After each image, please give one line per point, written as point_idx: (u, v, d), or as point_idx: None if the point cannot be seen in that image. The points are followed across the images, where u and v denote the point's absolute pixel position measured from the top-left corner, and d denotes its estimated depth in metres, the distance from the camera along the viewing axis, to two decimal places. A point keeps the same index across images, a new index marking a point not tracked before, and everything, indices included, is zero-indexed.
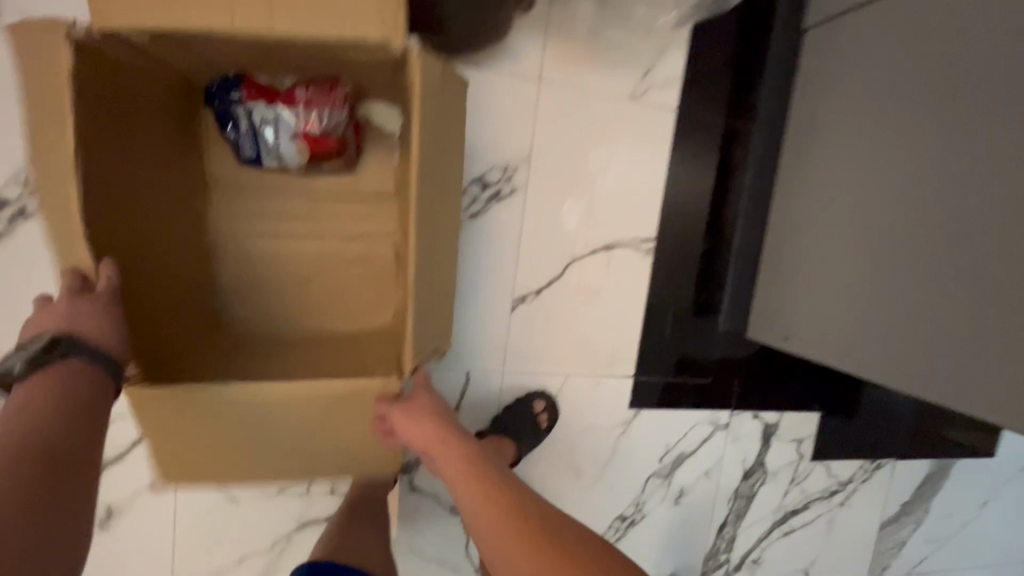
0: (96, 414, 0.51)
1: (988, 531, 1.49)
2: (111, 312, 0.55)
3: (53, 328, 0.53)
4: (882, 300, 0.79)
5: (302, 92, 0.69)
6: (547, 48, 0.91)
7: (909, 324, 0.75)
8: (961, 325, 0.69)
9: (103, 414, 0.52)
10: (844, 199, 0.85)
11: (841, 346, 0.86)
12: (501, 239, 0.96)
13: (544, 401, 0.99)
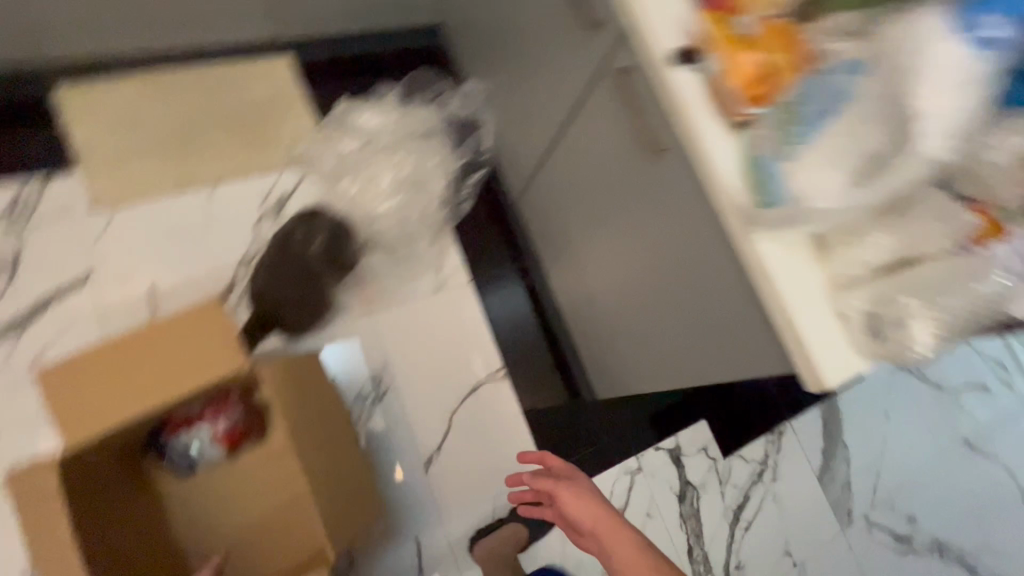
0: None
1: (910, 432, 1.72)
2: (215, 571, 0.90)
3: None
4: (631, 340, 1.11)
5: (207, 413, 1.01)
6: (365, 291, 1.29)
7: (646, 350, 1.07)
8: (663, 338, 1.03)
9: None
10: (585, 286, 1.21)
11: (635, 377, 1.15)
12: (395, 426, 1.26)
13: None
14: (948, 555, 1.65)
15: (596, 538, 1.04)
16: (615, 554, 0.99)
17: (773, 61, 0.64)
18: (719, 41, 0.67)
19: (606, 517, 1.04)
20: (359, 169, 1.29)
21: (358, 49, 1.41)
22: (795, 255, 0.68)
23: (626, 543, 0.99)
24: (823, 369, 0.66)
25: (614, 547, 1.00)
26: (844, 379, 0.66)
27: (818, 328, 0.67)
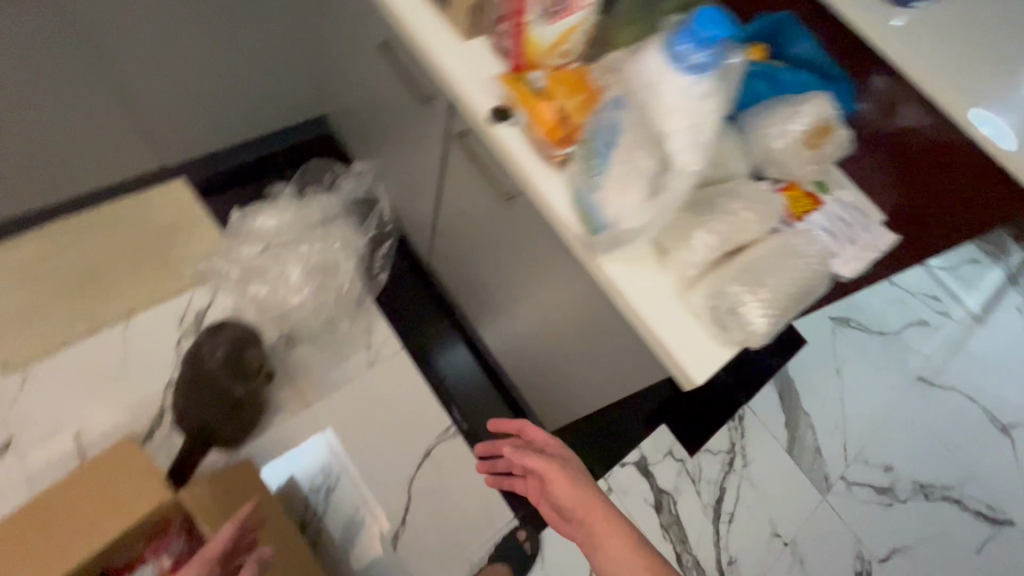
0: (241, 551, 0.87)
1: (864, 383, 1.77)
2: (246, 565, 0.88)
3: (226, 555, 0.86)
4: (550, 372, 1.13)
5: (148, 553, 0.98)
6: (298, 386, 1.33)
7: (561, 377, 1.07)
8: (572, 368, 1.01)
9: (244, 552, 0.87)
10: (499, 330, 1.25)
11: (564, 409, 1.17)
12: (356, 511, 1.27)
13: (523, 531, 1.30)
14: (935, 494, 1.65)
15: (580, 525, 0.90)
16: (602, 543, 0.86)
17: (562, 106, 0.71)
18: (518, 100, 0.74)
19: (598, 506, 0.90)
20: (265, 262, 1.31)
21: (250, 155, 1.48)
22: (639, 268, 0.71)
23: (615, 534, 0.86)
24: (688, 364, 0.68)
25: (602, 537, 0.87)
26: (713, 371, 0.68)
27: (675, 325, 0.69)
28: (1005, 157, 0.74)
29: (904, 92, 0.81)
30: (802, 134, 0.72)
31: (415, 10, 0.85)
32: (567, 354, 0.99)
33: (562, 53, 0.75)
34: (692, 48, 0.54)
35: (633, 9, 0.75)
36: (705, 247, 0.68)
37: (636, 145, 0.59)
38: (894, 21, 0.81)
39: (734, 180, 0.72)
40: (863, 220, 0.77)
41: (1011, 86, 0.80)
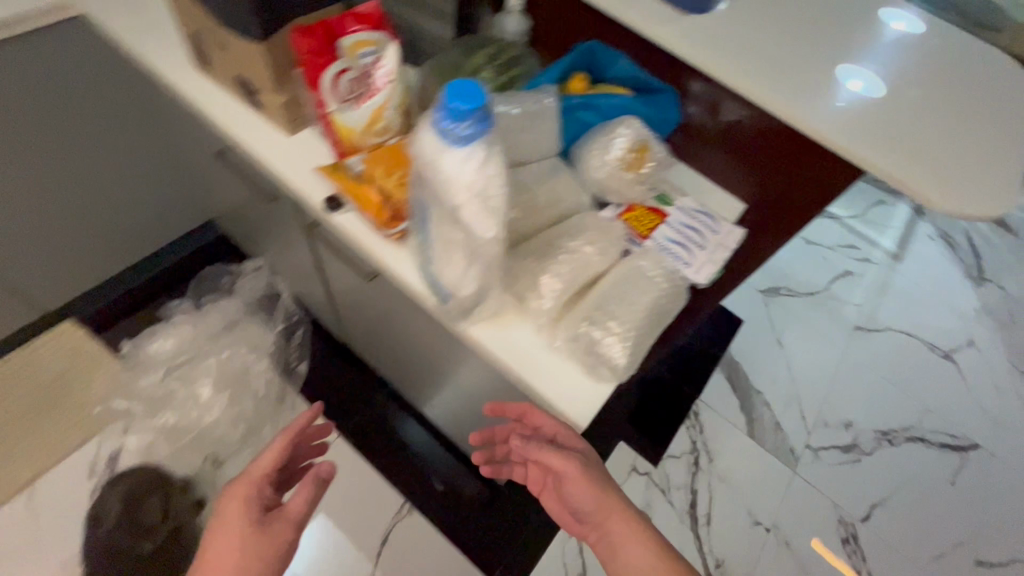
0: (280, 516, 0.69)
1: (806, 346, 1.80)
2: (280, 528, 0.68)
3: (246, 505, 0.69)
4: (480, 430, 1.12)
5: None
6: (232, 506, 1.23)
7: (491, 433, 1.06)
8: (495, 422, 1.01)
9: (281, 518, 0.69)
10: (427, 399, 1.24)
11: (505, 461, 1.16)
12: None
13: None
14: (898, 438, 1.67)
15: (596, 531, 0.69)
16: (623, 555, 0.67)
17: (380, 187, 0.70)
18: (342, 187, 0.73)
19: (620, 509, 0.68)
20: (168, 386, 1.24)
21: (140, 277, 1.45)
22: (501, 328, 0.70)
23: (639, 541, 0.67)
24: (567, 412, 0.65)
25: (622, 547, 0.67)
26: (595, 411, 0.65)
27: (548, 375, 0.67)
28: (819, 133, 0.77)
29: (719, 93, 0.85)
30: (620, 161, 0.71)
31: (232, 115, 0.83)
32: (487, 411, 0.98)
33: (377, 131, 0.74)
34: (439, 112, 0.51)
35: (443, 77, 0.80)
36: (555, 291, 0.67)
37: (439, 222, 0.57)
38: (690, 29, 0.84)
39: (576, 215, 0.74)
40: (709, 224, 0.77)
41: (812, 65, 0.84)
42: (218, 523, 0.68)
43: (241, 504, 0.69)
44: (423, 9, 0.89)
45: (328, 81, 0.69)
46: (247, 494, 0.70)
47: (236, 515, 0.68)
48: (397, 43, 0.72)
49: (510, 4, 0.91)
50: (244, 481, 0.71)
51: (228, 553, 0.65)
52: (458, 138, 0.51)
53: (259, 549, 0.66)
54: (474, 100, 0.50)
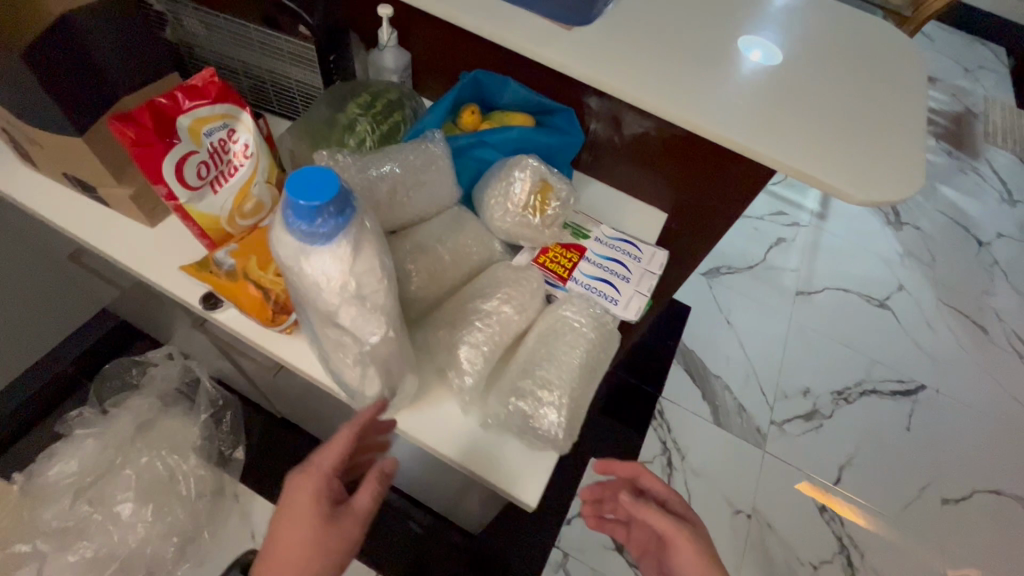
0: (350, 521, 0.54)
1: (753, 320, 1.82)
2: (354, 535, 0.54)
3: (318, 498, 0.54)
4: (436, 495, 1.03)
5: None
6: None
7: (447, 500, 0.97)
8: (449, 492, 0.93)
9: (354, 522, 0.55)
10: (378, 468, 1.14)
11: (471, 521, 1.08)
12: None
13: None
14: (852, 395, 1.71)
15: None
16: None
17: (256, 281, 0.61)
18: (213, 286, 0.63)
19: None
20: (80, 512, 1.09)
21: (27, 389, 1.24)
22: (426, 411, 0.62)
23: None
24: (514, 493, 0.58)
25: None
26: (541, 487, 0.59)
27: (484, 456, 0.60)
28: (726, 138, 0.74)
29: (619, 106, 0.80)
30: (522, 208, 0.64)
31: (73, 214, 0.71)
32: (438, 482, 0.90)
33: (248, 213, 0.66)
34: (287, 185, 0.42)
35: (314, 138, 0.71)
36: (475, 363, 0.60)
37: (322, 325, 0.48)
38: (576, 42, 0.79)
39: (488, 268, 0.67)
40: (630, 251, 0.72)
41: (707, 65, 0.81)
42: (282, 514, 0.53)
43: (306, 498, 0.54)
44: (284, 58, 0.79)
45: (172, 172, 0.58)
46: (312, 486, 0.54)
47: (306, 512, 0.53)
48: (248, 114, 0.63)
49: (383, 39, 0.84)
50: (310, 473, 0.55)
51: (293, 556, 0.51)
52: (304, 211, 0.42)
53: (330, 552, 0.52)
54: (329, 187, 0.42)
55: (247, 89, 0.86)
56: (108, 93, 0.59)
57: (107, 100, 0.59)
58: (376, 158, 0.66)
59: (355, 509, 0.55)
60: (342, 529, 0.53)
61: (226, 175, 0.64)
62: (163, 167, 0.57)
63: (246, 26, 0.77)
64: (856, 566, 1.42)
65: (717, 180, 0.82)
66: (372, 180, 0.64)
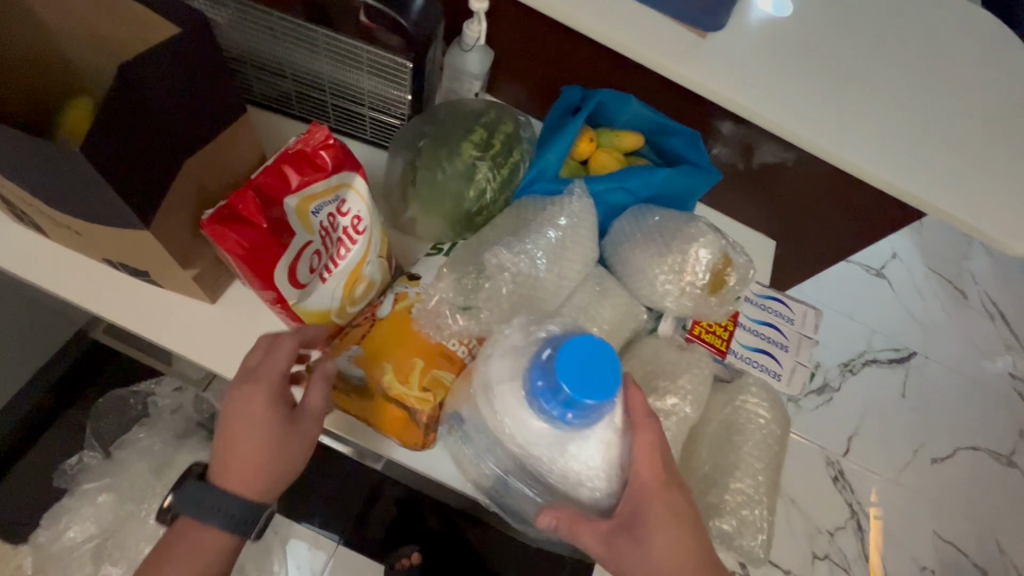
0: (304, 426, 0.47)
1: None
2: (309, 438, 0.47)
3: (265, 402, 0.45)
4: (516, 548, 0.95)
5: None
6: None
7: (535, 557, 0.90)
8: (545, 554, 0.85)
9: (308, 429, 0.47)
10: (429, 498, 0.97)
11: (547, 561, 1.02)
12: None
13: None
14: (855, 366, 1.70)
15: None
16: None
17: (399, 399, 0.49)
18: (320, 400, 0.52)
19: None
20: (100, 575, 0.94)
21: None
22: None
23: None
24: None
25: None
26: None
27: None
28: (888, 184, 0.64)
29: (756, 135, 0.69)
30: (700, 287, 0.55)
31: (119, 296, 0.56)
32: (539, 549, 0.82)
33: (358, 297, 0.52)
34: (537, 384, 0.33)
35: (425, 193, 0.57)
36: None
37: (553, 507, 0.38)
38: (716, 56, 0.65)
39: (641, 344, 0.58)
40: (781, 312, 0.65)
41: (862, 81, 0.68)
42: (232, 419, 0.45)
43: (262, 403, 0.45)
44: (352, 66, 0.61)
45: (284, 274, 0.45)
46: (266, 388, 0.45)
47: (253, 418, 0.45)
48: (362, 176, 0.47)
49: (471, 39, 0.66)
50: (256, 376, 0.46)
51: (260, 459, 0.45)
52: (571, 426, 0.33)
53: (289, 452, 0.46)
54: (609, 389, 0.32)
55: (293, 99, 0.67)
56: (176, 165, 0.44)
57: (170, 172, 0.43)
58: (523, 233, 0.52)
59: (305, 412, 0.47)
60: (297, 433, 0.46)
61: (336, 258, 0.48)
62: (272, 271, 0.44)
63: (302, 26, 0.58)
64: (863, 529, 1.49)
65: (850, 213, 0.74)
66: (526, 263, 0.51)
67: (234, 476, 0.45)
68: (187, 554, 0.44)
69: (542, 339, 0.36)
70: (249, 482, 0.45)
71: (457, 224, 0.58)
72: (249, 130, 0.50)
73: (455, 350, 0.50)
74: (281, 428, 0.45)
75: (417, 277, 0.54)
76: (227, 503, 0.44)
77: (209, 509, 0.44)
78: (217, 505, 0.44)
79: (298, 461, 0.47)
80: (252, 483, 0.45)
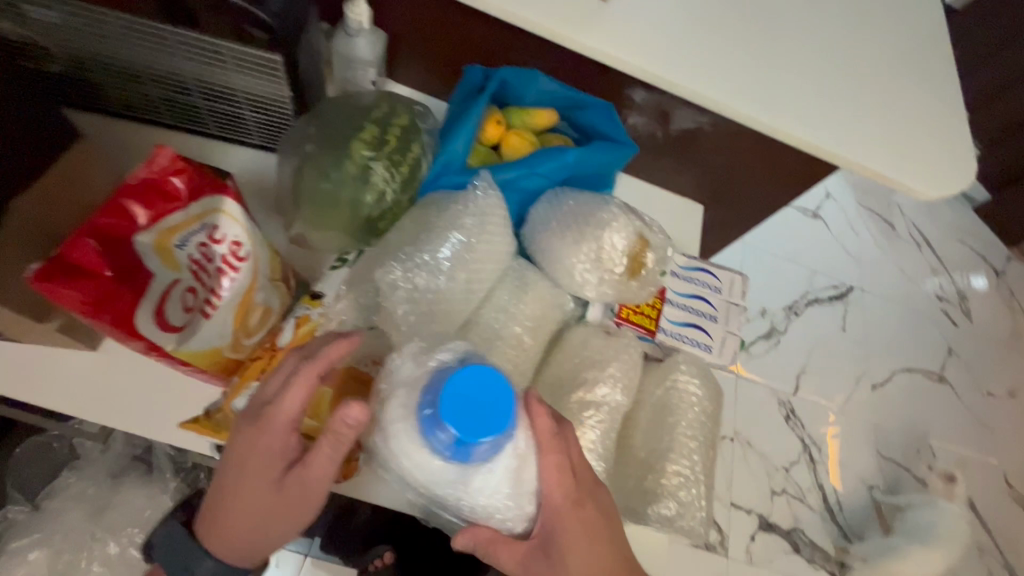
0: (302, 492, 0.42)
1: None
2: (306, 502, 0.42)
3: (262, 452, 0.41)
4: None
5: None
6: None
7: None
8: None
9: (307, 496, 0.42)
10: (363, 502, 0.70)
11: None
12: None
13: None
14: (800, 308, 1.45)
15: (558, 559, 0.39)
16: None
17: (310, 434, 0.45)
18: None
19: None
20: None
21: None
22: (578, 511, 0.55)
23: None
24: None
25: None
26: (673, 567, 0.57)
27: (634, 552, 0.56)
28: (799, 139, 0.64)
29: (671, 101, 0.65)
30: (618, 273, 0.54)
31: None
32: None
33: (255, 327, 0.47)
34: (424, 411, 0.31)
35: (316, 206, 0.52)
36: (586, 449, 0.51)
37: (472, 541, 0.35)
38: (624, 21, 0.61)
39: (569, 335, 0.56)
40: (709, 282, 0.65)
41: (769, 39, 0.66)
42: (231, 463, 0.42)
43: (257, 457, 0.41)
44: (218, 64, 0.52)
45: (150, 320, 0.40)
46: (262, 448, 0.41)
47: (250, 469, 0.42)
48: (232, 197, 0.42)
49: (356, 21, 0.60)
50: (255, 431, 0.41)
51: (249, 519, 0.42)
52: (468, 462, 0.31)
53: (283, 515, 0.42)
54: (502, 422, 0.30)
55: (160, 105, 0.58)
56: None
57: None
58: (424, 240, 0.49)
59: (304, 475, 0.41)
60: (289, 494, 0.42)
61: (218, 290, 0.43)
62: (131, 320, 0.39)
63: (123, 19, 0.48)
64: (817, 463, 1.29)
65: (768, 173, 0.74)
66: (429, 276, 0.48)
67: (222, 530, 0.43)
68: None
69: (433, 370, 0.33)
70: (239, 535, 0.43)
71: (358, 233, 0.54)
72: (88, 155, 0.43)
73: (367, 372, 0.47)
74: (274, 485, 0.42)
75: (319, 295, 0.49)
76: (211, 550, 0.43)
77: (191, 565, 0.44)
78: (200, 560, 0.43)
79: (290, 523, 0.43)
80: (238, 544, 0.43)
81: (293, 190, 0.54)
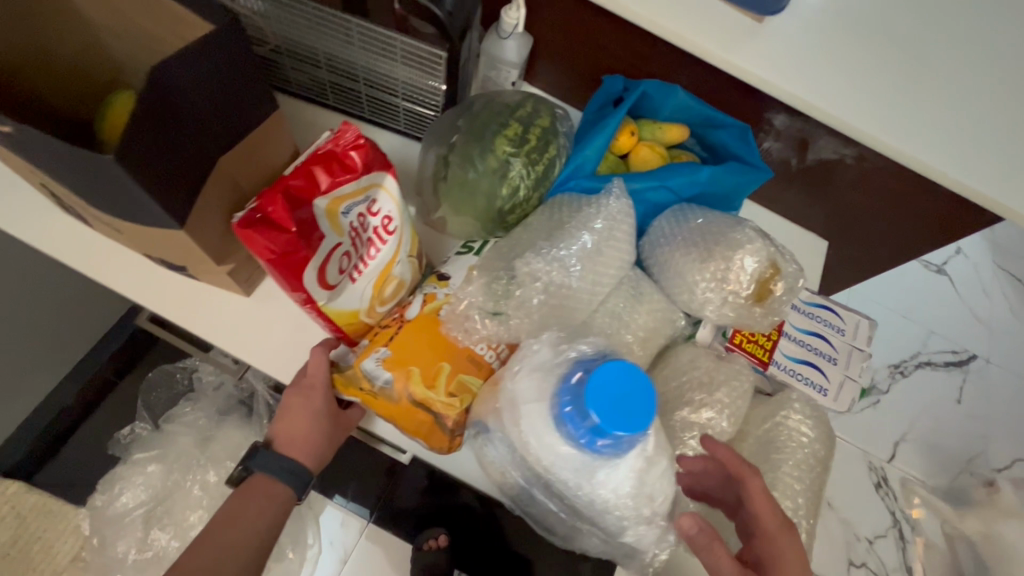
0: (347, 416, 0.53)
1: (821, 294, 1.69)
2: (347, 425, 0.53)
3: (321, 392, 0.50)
4: None
5: None
6: None
7: None
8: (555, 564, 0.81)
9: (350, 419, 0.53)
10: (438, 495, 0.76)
11: None
12: None
13: None
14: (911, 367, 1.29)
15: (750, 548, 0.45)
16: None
17: (425, 404, 0.47)
18: (373, 407, 0.48)
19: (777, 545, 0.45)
20: (117, 556, 0.81)
21: (62, 400, 0.91)
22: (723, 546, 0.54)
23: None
24: None
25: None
26: None
27: None
28: (956, 182, 0.58)
29: (814, 129, 0.63)
30: (744, 296, 0.53)
31: (160, 285, 0.58)
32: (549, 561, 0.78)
33: (388, 297, 0.52)
34: (565, 408, 0.32)
35: (454, 200, 0.56)
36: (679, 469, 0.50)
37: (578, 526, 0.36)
38: (777, 42, 0.60)
39: (678, 351, 0.55)
40: (833, 322, 0.62)
41: (939, 74, 0.61)
42: (293, 401, 0.50)
43: (316, 395, 0.50)
44: (391, 57, 0.58)
45: (313, 276, 0.44)
46: (309, 398, 0.50)
47: (311, 402, 0.50)
48: (392, 177, 0.47)
49: (510, 25, 0.63)
50: (307, 385, 0.50)
51: (316, 437, 0.50)
52: (600, 454, 0.33)
53: (335, 436, 0.52)
54: (640, 422, 0.31)
55: (329, 89, 0.64)
56: (212, 162, 0.44)
57: (205, 175, 0.44)
58: (557, 237, 0.51)
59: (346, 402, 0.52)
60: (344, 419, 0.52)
61: (366, 258, 0.48)
62: (302, 270, 0.44)
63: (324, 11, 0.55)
64: (910, 541, 1.14)
65: (913, 215, 0.68)
66: (559, 272, 0.49)
67: (291, 448, 0.50)
68: (254, 513, 0.47)
69: (570, 361, 0.35)
70: (303, 451, 0.50)
71: (489, 223, 0.56)
72: (281, 127, 0.49)
73: (483, 355, 0.49)
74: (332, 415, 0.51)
75: (446, 277, 0.52)
76: (286, 463, 0.49)
77: (279, 469, 0.49)
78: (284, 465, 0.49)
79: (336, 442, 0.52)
80: (300, 457, 0.50)
81: (434, 174, 0.57)
